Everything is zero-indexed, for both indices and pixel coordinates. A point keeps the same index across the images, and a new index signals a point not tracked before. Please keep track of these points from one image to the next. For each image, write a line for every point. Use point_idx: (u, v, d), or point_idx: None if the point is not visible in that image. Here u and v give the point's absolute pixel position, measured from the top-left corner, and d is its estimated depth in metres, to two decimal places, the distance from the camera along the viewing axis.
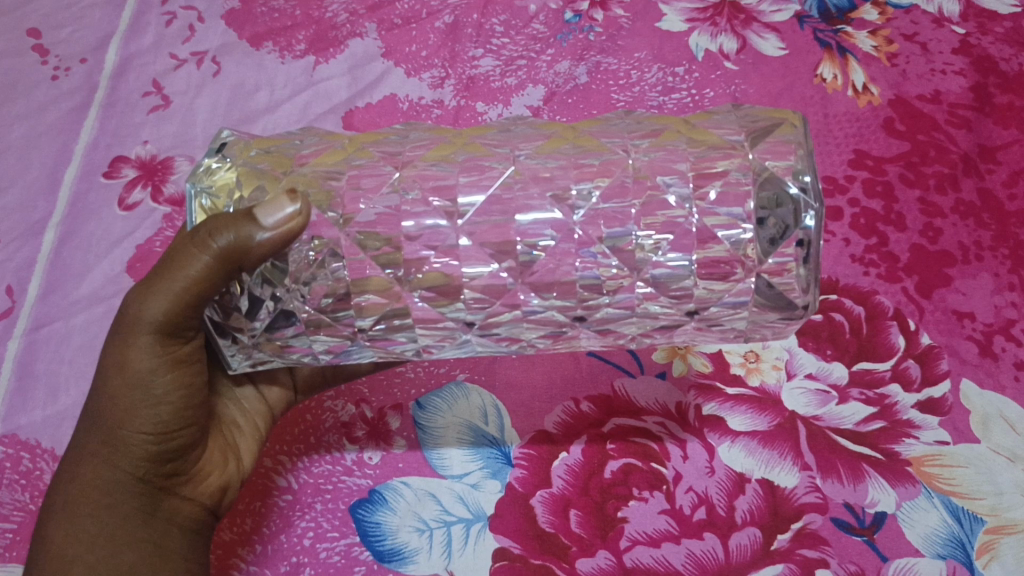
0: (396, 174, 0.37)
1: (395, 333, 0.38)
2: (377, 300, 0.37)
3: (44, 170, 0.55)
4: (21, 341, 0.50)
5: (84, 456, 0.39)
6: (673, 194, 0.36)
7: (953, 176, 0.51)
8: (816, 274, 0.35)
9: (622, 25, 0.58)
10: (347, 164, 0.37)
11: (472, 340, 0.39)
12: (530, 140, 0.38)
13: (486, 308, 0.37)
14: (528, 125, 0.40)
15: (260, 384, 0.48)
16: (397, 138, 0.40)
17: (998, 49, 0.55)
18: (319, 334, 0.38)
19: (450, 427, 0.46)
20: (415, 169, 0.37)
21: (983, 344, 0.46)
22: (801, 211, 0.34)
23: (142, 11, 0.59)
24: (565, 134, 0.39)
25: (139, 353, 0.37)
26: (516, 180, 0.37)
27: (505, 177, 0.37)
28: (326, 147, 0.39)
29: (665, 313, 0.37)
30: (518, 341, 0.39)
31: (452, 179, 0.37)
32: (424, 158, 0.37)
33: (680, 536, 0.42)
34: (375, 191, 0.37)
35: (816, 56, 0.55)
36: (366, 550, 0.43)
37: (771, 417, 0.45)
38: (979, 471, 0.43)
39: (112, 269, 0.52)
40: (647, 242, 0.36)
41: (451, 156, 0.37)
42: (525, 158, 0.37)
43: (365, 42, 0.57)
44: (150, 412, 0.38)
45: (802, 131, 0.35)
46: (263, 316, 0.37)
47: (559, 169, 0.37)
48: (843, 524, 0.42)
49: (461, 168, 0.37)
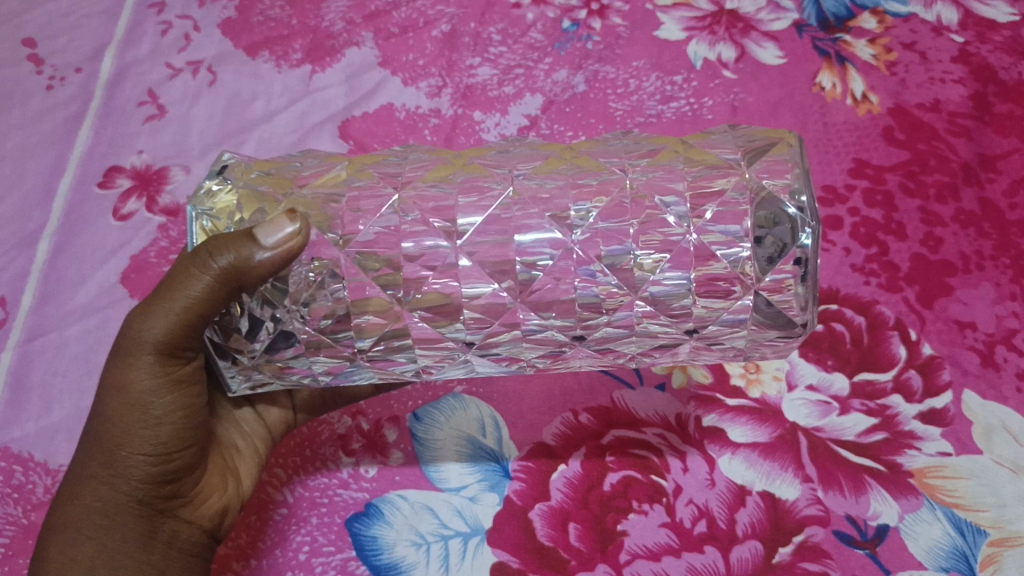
0: (395, 195, 0.37)
1: (395, 354, 0.38)
2: (380, 319, 0.37)
3: (38, 180, 0.54)
4: (14, 353, 0.49)
5: (84, 478, 0.38)
6: (682, 217, 0.35)
7: (954, 185, 0.51)
8: (815, 292, 0.34)
9: (620, 34, 0.57)
10: (346, 186, 0.37)
11: (474, 359, 0.39)
12: (528, 160, 0.38)
13: (485, 328, 0.37)
14: (528, 146, 0.40)
15: (260, 406, 0.47)
16: (396, 159, 0.39)
17: (998, 58, 0.55)
18: (319, 355, 0.38)
19: (449, 441, 0.45)
20: (414, 190, 0.37)
21: (985, 354, 0.46)
22: (798, 229, 0.33)
23: (137, 20, 0.58)
24: (561, 154, 0.38)
25: (140, 373, 0.37)
26: (514, 201, 0.36)
27: (504, 198, 0.36)
28: (326, 169, 0.38)
29: (665, 331, 0.37)
30: (518, 361, 0.39)
31: (451, 200, 0.36)
32: (423, 179, 0.37)
33: (679, 549, 0.42)
34: (376, 214, 0.36)
35: (815, 64, 0.55)
36: (363, 565, 0.43)
37: (772, 428, 0.44)
38: (982, 482, 0.43)
39: (106, 280, 0.51)
40: (650, 258, 0.35)
41: (450, 177, 0.37)
42: (523, 178, 0.37)
43: (362, 51, 0.57)
44: (150, 433, 0.38)
45: (799, 150, 0.35)
46: (263, 336, 0.37)
47: (557, 189, 0.36)
48: (845, 537, 0.42)
49: (460, 188, 0.37)
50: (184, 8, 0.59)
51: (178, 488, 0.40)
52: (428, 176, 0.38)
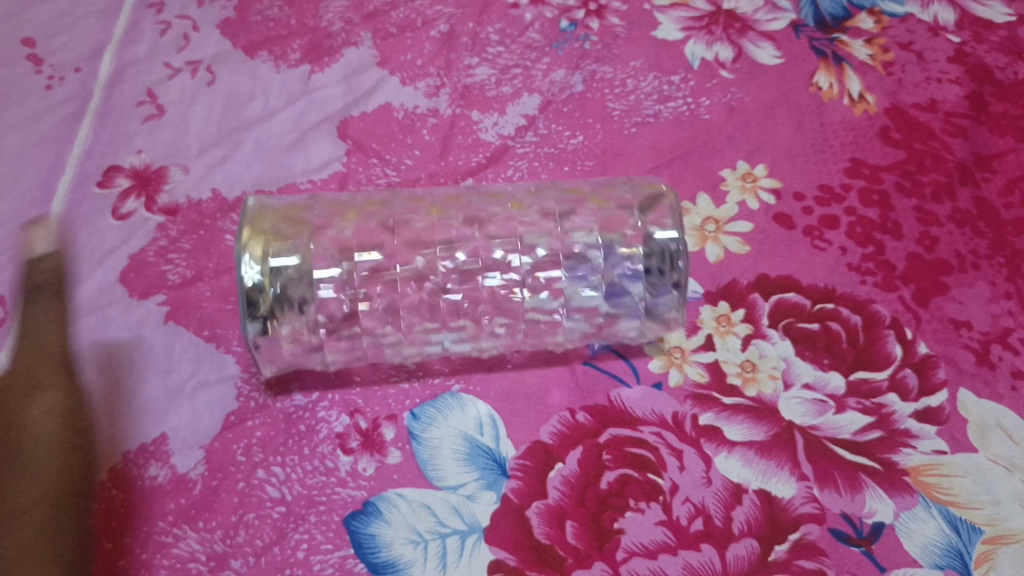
0: (483, 223, 0.49)
1: (411, 326, 0.48)
2: (418, 295, 0.48)
3: (36, 179, 0.54)
4: (12, 353, 0.48)
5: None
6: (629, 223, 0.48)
7: (950, 184, 0.51)
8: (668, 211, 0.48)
9: (617, 34, 0.58)
10: (441, 220, 0.49)
11: (482, 321, 0.48)
12: (565, 199, 0.51)
13: (489, 299, 0.48)
14: (562, 190, 0.51)
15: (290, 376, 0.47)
16: (473, 200, 0.51)
17: (994, 58, 0.56)
18: (338, 325, 0.47)
19: (446, 438, 0.45)
20: (495, 221, 0.49)
21: (980, 352, 0.46)
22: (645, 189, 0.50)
23: (136, 20, 0.59)
24: (597, 198, 0.50)
25: (36, 399, 0.41)
26: (576, 219, 0.49)
27: (568, 223, 0.49)
28: (420, 207, 0.50)
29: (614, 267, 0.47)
30: (512, 323, 0.48)
31: (524, 222, 0.49)
32: (507, 212, 0.50)
33: (676, 547, 0.41)
34: (458, 228, 0.49)
35: (811, 65, 0.56)
36: (361, 563, 0.42)
37: (768, 427, 0.44)
38: (977, 480, 0.43)
39: (104, 280, 0.50)
40: (633, 227, 0.47)
41: (526, 211, 0.50)
42: (573, 212, 0.49)
43: (360, 50, 0.57)
44: (37, 453, 0.40)
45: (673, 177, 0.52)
46: (287, 311, 0.45)
47: (561, 206, 0.50)
48: (841, 534, 0.42)
49: (533, 216, 0.49)
50: (184, 9, 0.59)
51: (96, 451, 0.44)
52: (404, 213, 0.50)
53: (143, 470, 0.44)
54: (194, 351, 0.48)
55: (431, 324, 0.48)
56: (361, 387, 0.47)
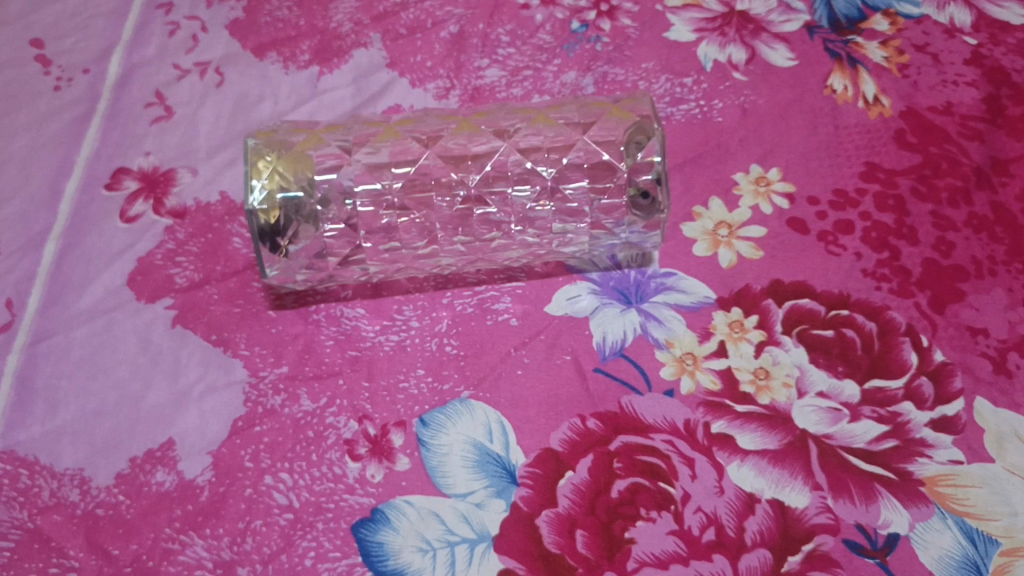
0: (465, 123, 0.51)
1: (416, 228, 0.49)
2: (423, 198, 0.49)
3: (44, 181, 0.53)
4: (20, 356, 0.48)
5: None
6: (610, 134, 0.48)
7: (966, 189, 0.50)
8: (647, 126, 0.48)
9: (630, 35, 0.57)
10: (428, 124, 0.51)
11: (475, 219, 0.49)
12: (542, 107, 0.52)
13: (480, 198, 0.49)
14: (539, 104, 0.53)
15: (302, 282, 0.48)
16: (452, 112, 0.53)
17: (1010, 60, 0.55)
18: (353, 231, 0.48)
19: (455, 445, 0.45)
20: (474, 123, 0.51)
21: (997, 361, 0.46)
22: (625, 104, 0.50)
23: (145, 21, 0.58)
24: (568, 103, 0.52)
25: None
26: (545, 123, 0.50)
27: (536, 125, 0.50)
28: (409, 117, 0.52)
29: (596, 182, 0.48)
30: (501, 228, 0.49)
31: (500, 126, 0.50)
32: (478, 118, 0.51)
33: (687, 557, 0.41)
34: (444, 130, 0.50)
35: (826, 67, 0.55)
36: (369, 571, 0.41)
37: (781, 435, 0.44)
38: (994, 491, 0.42)
39: (112, 282, 0.50)
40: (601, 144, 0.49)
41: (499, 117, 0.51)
42: (546, 113, 0.51)
43: (369, 51, 0.57)
44: None
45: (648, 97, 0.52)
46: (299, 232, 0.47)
47: (537, 112, 0.51)
48: (855, 546, 0.41)
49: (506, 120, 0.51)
50: (193, 9, 0.59)
51: None
52: (399, 124, 0.51)
53: (151, 476, 0.44)
54: (203, 356, 0.47)
55: (426, 233, 0.49)
56: (369, 393, 0.46)
